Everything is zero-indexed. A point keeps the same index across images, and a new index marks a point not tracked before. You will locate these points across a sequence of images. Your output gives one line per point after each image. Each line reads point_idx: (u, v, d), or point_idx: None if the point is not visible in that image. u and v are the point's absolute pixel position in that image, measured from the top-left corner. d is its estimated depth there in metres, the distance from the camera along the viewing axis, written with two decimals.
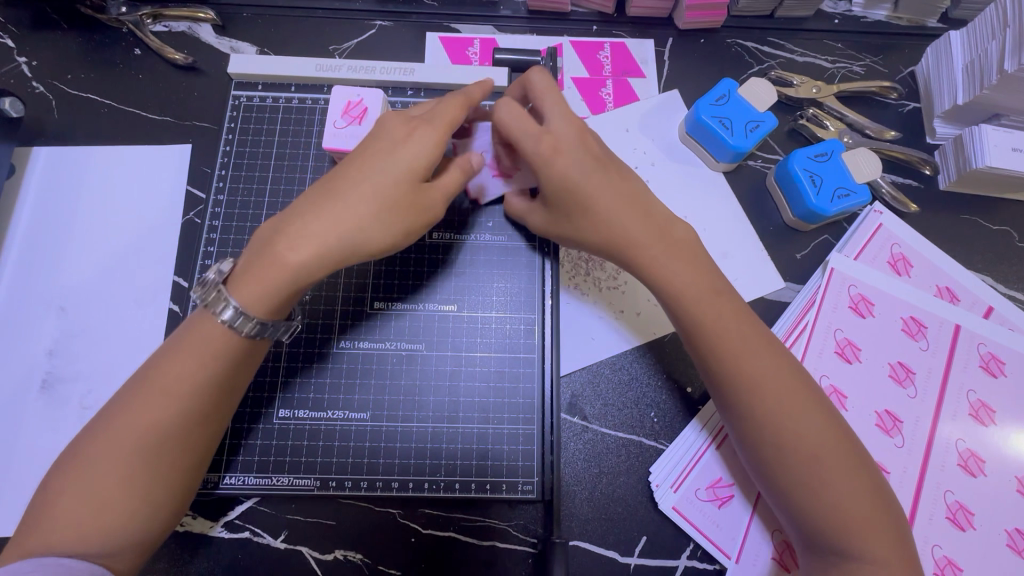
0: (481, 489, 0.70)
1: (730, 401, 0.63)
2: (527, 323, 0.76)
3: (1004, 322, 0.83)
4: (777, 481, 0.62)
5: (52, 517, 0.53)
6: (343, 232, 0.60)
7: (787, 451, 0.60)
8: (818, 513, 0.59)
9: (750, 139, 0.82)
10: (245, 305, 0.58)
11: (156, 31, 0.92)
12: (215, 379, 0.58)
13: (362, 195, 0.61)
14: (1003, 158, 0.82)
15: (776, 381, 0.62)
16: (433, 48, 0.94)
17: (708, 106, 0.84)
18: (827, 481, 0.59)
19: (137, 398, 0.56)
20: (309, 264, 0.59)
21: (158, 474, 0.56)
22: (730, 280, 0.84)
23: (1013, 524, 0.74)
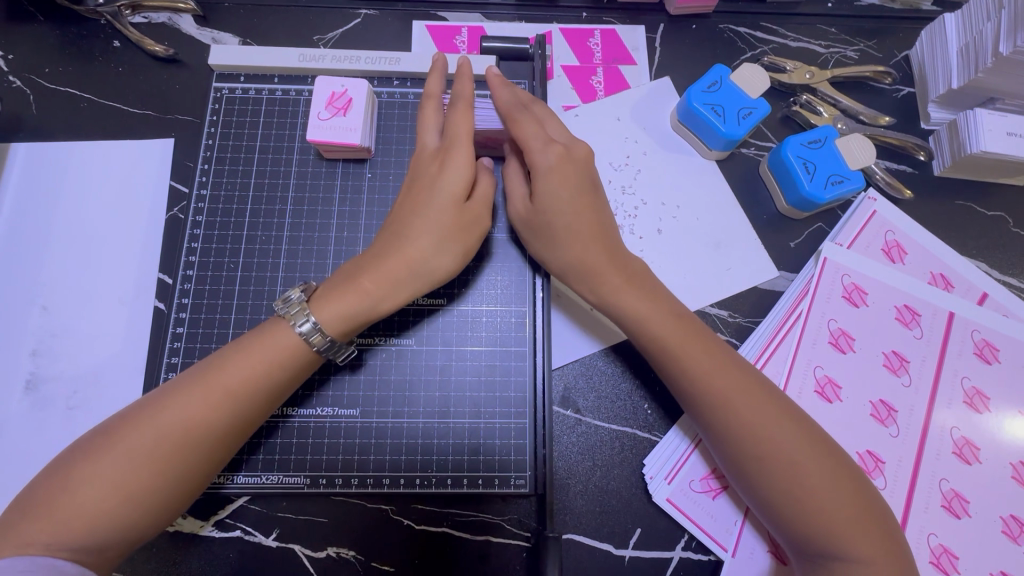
0: (473, 484, 0.70)
1: (700, 413, 0.64)
2: (518, 316, 0.75)
3: (998, 308, 0.82)
4: (756, 486, 0.61)
5: (72, 500, 0.53)
6: (415, 264, 0.65)
7: (761, 456, 0.60)
8: (797, 517, 0.59)
9: (743, 126, 0.81)
10: (322, 326, 0.62)
11: (136, 23, 0.90)
12: (268, 387, 0.61)
13: (429, 219, 0.66)
14: (998, 142, 0.81)
15: (741, 386, 0.62)
16: (419, 36, 0.92)
17: (700, 92, 0.82)
18: (803, 481, 0.59)
19: (195, 392, 0.58)
20: (391, 296, 0.65)
21: (185, 473, 0.57)
22: (722, 270, 0.83)
23: (1008, 510, 0.74)
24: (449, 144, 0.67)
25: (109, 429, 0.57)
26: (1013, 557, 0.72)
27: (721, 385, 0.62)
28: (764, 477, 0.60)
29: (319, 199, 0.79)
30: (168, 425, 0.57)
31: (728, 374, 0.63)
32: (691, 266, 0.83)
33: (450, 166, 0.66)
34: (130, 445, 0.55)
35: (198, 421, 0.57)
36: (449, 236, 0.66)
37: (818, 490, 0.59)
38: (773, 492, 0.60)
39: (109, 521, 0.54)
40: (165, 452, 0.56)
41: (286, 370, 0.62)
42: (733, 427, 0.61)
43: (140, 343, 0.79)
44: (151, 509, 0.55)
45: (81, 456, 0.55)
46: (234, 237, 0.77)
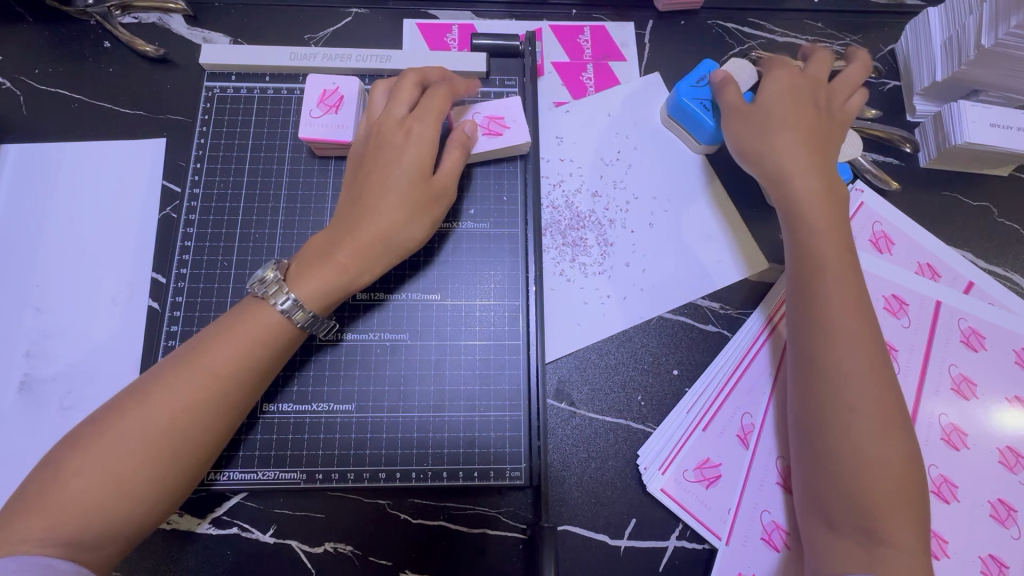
0: (469, 477, 0.70)
1: (814, 352, 0.65)
2: (512, 310, 0.76)
3: (984, 296, 0.84)
4: (833, 444, 0.62)
5: (61, 495, 0.53)
6: (386, 237, 0.66)
7: (854, 414, 0.62)
8: (855, 487, 0.60)
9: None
10: (303, 302, 0.63)
11: (126, 23, 0.90)
12: (253, 369, 0.61)
13: (398, 190, 0.67)
14: (982, 133, 0.82)
15: (855, 336, 0.64)
16: (410, 34, 0.92)
17: (687, 90, 0.84)
18: (877, 451, 0.60)
19: (178, 378, 0.58)
20: (367, 271, 0.66)
21: (175, 462, 0.57)
22: (712, 262, 0.84)
23: (996, 494, 0.75)
24: (414, 116, 0.69)
25: (92, 427, 0.57)
26: (1001, 540, 0.73)
27: (838, 330, 0.64)
28: (837, 426, 0.62)
29: (312, 196, 0.79)
30: (152, 416, 0.57)
31: (849, 320, 0.65)
32: (682, 259, 0.84)
33: (416, 138, 0.68)
34: (116, 434, 0.56)
35: (184, 406, 0.57)
36: (416, 212, 0.68)
37: (875, 456, 0.60)
38: (829, 445, 0.62)
39: (102, 514, 0.54)
40: (153, 439, 0.56)
41: (269, 349, 0.62)
42: (828, 370, 0.64)
43: (134, 342, 0.79)
44: (145, 500, 0.56)
45: (68, 450, 0.56)
46: (228, 235, 0.77)
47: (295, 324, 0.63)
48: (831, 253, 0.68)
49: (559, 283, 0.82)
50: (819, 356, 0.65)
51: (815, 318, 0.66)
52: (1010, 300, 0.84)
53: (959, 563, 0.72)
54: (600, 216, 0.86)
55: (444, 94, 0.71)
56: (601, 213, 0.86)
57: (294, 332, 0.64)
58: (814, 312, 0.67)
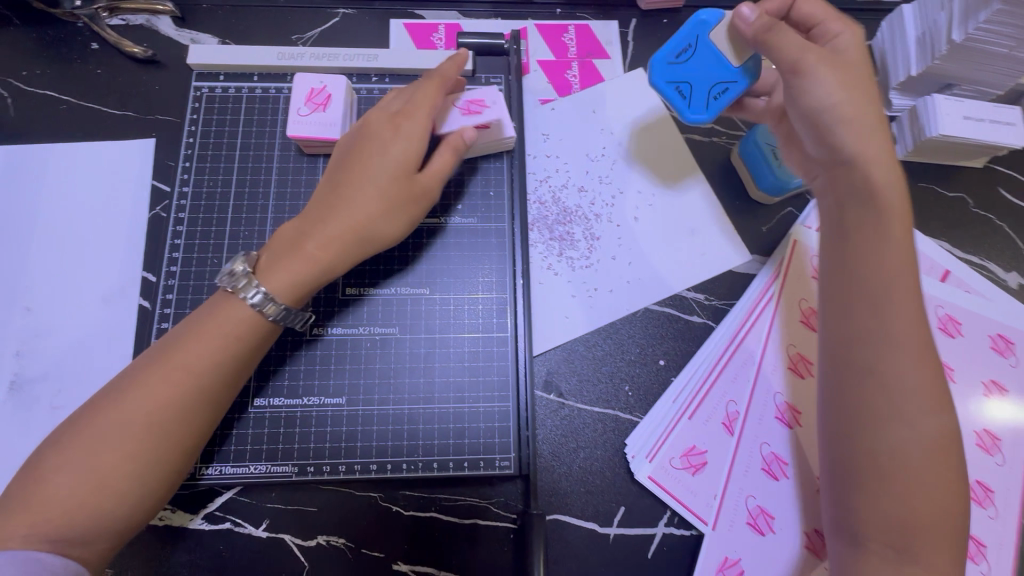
0: (458, 467, 0.71)
1: (870, 367, 0.62)
2: (499, 303, 0.77)
3: (961, 284, 0.86)
4: (878, 466, 0.60)
5: (46, 493, 0.54)
6: (360, 229, 0.66)
7: (902, 436, 0.60)
8: (900, 510, 0.59)
9: (713, 107, 0.74)
10: (275, 296, 0.63)
11: (113, 25, 0.90)
12: (230, 364, 0.62)
13: (380, 185, 0.67)
14: (955, 125, 0.84)
15: (912, 355, 0.61)
16: (397, 34, 0.93)
17: (669, 62, 0.74)
18: (925, 478, 0.59)
19: (154, 375, 0.59)
20: (339, 264, 0.66)
21: (157, 457, 0.58)
22: (697, 254, 0.86)
23: (973, 476, 0.77)
24: (406, 112, 0.70)
25: (73, 425, 0.58)
26: (978, 519, 0.76)
27: (889, 343, 0.61)
28: (885, 443, 0.60)
29: (301, 193, 0.80)
30: (131, 412, 0.57)
31: (904, 334, 0.61)
32: (667, 252, 0.86)
33: (404, 134, 0.69)
34: (95, 433, 0.56)
35: (161, 402, 0.58)
36: (401, 210, 0.69)
37: (925, 481, 0.59)
38: (877, 462, 0.60)
39: (87, 511, 0.55)
40: (132, 436, 0.57)
41: (243, 343, 0.63)
42: (883, 392, 0.61)
43: (124, 340, 0.80)
44: (129, 497, 0.56)
45: (50, 451, 0.56)
46: (218, 233, 0.78)
47: (267, 318, 0.64)
48: (894, 263, 0.63)
49: (546, 276, 0.84)
50: (875, 371, 0.61)
51: (861, 332, 0.63)
52: (984, 288, 0.86)
53: None
54: (586, 211, 0.87)
55: (434, 90, 0.72)
56: (587, 208, 0.87)
57: (268, 326, 0.64)
58: (862, 324, 0.63)
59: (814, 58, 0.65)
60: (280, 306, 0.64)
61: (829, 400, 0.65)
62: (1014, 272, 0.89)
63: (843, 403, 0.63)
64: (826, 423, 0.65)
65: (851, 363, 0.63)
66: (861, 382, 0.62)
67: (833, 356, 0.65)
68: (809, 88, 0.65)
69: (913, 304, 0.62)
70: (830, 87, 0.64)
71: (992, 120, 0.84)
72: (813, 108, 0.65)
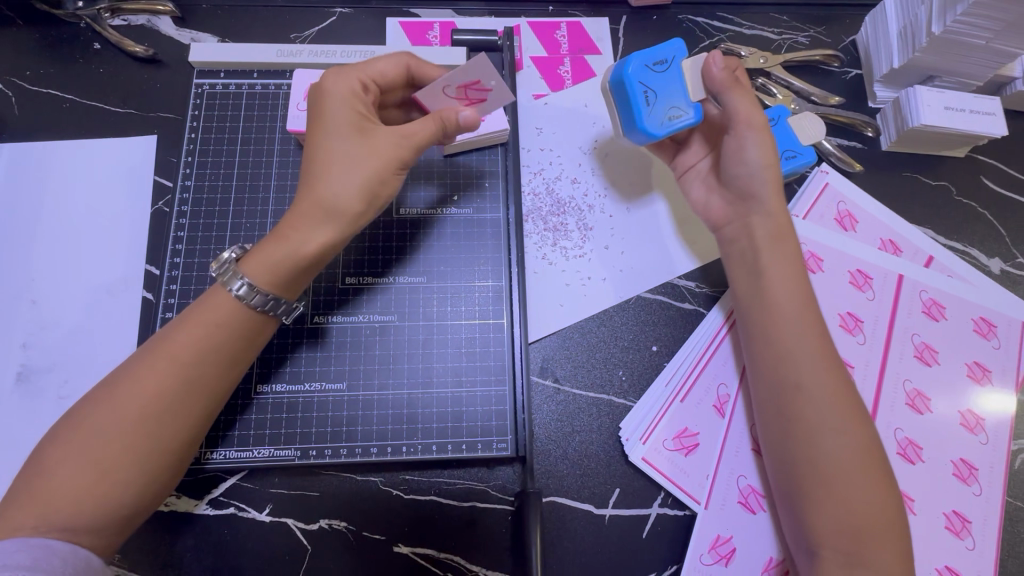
0: (457, 450, 0.74)
1: (779, 378, 0.68)
2: (494, 290, 0.79)
3: (944, 269, 0.88)
4: (810, 470, 0.65)
5: (50, 483, 0.56)
6: (325, 202, 0.64)
7: (825, 438, 0.65)
8: (840, 511, 0.62)
9: (664, 129, 0.75)
10: (258, 284, 0.63)
11: (115, 25, 0.92)
12: (217, 352, 0.63)
13: (338, 158, 0.65)
14: (936, 116, 0.87)
15: (816, 362, 0.67)
16: (393, 32, 0.95)
17: (643, 67, 0.74)
18: (855, 475, 0.63)
19: (144, 367, 0.60)
20: (307, 241, 0.63)
21: (154, 446, 0.59)
22: (671, 250, 0.87)
23: (958, 454, 0.79)
24: (356, 69, 0.71)
25: (74, 418, 0.59)
26: (963, 496, 0.78)
27: (804, 358, 0.67)
28: (816, 449, 0.65)
29: (300, 186, 0.82)
30: (127, 403, 0.59)
31: (814, 347, 0.68)
32: (643, 247, 0.87)
33: (337, 94, 0.68)
34: (92, 425, 0.58)
35: (153, 392, 0.59)
36: (358, 174, 0.65)
37: (858, 478, 0.63)
38: (813, 468, 0.64)
39: (91, 499, 0.56)
40: (128, 427, 0.58)
41: (227, 330, 0.63)
42: (801, 400, 0.66)
43: (129, 332, 0.81)
44: (131, 485, 0.58)
45: (51, 444, 0.58)
46: (219, 225, 0.80)
47: (247, 306, 0.64)
48: (784, 283, 0.71)
49: (540, 266, 0.86)
50: (787, 382, 0.68)
51: (779, 351, 0.69)
52: (967, 273, 0.88)
53: (925, 520, 0.76)
54: (579, 202, 0.89)
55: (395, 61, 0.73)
56: (580, 199, 0.89)
57: (256, 315, 0.65)
58: (775, 341, 0.69)
59: (757, 120, 0.74)
60: (269, 296, 0.65)
61: (765, 415, 0.70)
62: (996, 258, 0.92)
63: (776, 417, 0.68)
64: (766, 436, 0.70)
65: (777, 380, 0.69)
66: (788, 396, 0.67)
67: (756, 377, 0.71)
68: (744, 150, 0.74)
69: (816, 322, 0.70)
70: (747, 153, 0.74)
71: (972, 110, 0.87)
72: (742, 167, 0.75)
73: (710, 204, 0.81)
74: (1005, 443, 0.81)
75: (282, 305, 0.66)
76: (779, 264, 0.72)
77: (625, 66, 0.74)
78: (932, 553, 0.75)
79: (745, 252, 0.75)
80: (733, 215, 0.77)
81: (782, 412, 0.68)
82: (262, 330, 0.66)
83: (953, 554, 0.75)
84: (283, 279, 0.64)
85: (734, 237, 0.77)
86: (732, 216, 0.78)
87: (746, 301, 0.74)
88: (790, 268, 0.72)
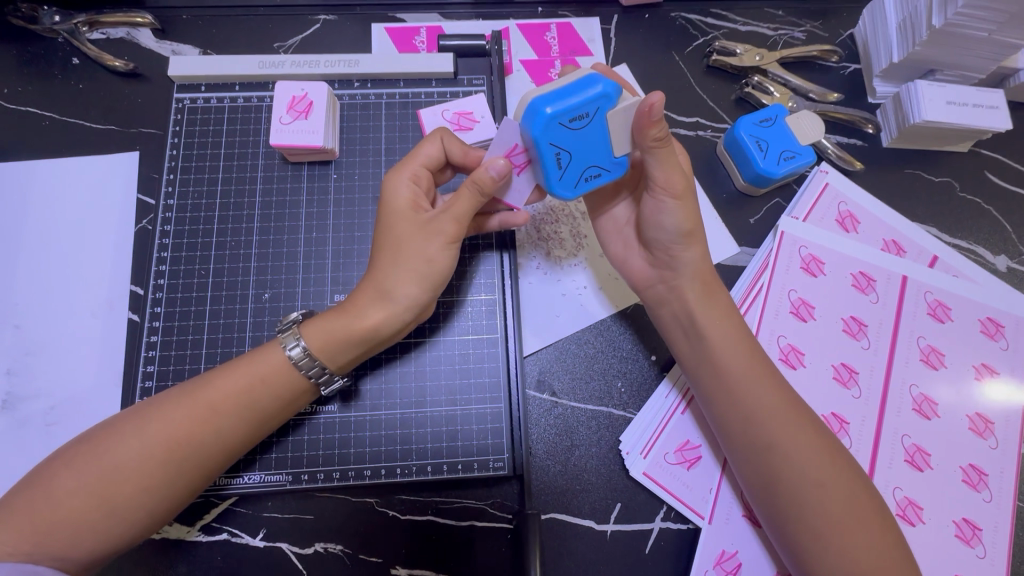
0: (453, 470, 0.72)
1: (750, 434, 0.66)
2: (488, 304, 0.78)
3: (949, 269, 0.86)
4: (802, 523, 0.63)
5: (52, 511, 0.54)
6: (382, 280, 0.65)
7: (808, 492, 0.63)
8: (838, 563, 0.61)
9: (579, 190, 0.64)
10: (312, 349, 0.63)
11: (94, 39, 0.90)
12: (252, 406, 0.62)
13: (392, 245, 0.66)
14: (937, 111, 0.84)
15: (784, 413, 0.66)
16: (379, 38, 0.93)
17: (555, 124, 0.57)
18: (846, 525, 0.61)
19: (179, 408, 0.60)
20: (365, 317, 0.64)
21: (169, 492, 0.58)
22: (613, 288, 0.83)
23: (967, 460, 0.77)
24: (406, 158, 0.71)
25: (94, 440, 0.59)
26: (974, 503, 0.76)
27: (770, 414, 0.66)
28: (804, 506, 0.63)
29: (286, 202, 0.80)
30: (151, 438, 0.58)
31: (776, 400, 0.66)
32: (587, 287, 0.83)
33: (395, 178, 0.68)
34: (113, 457, 0.57)
35: (181, 438, 0.58)
36: (411, 258, 0.64)
37: (852, 529, 0.61)
38: (804, 523, 0.63)
39: (92, 534, 0.55)
40: (148, 469, 0.57)
41: (269, 390, 0.63)
42: (779, 454, 0.64)
43: (115, 355, 0.80)
44: (131, 523, 0.57)
45: (61, 466, 0.57)
46: (204, 244, 0.78)
47: (302, 373, 0.64)
48: (737, 332, 0.70)
49: (536, 278, 0.84)
50: (760, 439, 0.65)
51: (743, 412, 0.67)
52: (973, 272, 0.86)
53: (934, 528, 0.74)
54: (573, 210, 0.87)
55: (431, 144, 0.70)
56: (574, 206, 0.87)
57: (301, 381, 0.64)
58: (739, 396, 0.67)
59: (678, 184, 0.67)
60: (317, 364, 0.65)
61: (743, 473, 0.68)
62: (1002, 255, 0.90)
63: (755, 478, 0.66)
64: (751, 495, 0.67)
65: (747, 440, 0.66)
66: (760, 455, 0.65)
67: (729, 434, 0.68)
68: (661, 215, 0.69)
69: (768, 373, 0.68)
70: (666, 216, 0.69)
71: (975, 104, 0.85)
72: (664, 233, 0.70)
73: (630, 261, 0.77)
74: (1016, 446, 0.79)
75: (323, 374, 0.65)
76: (721, 320, 0.70)
77: (533, 118, 0.57)
78: (942, 562, 0.73)
79: (678, 315, 0.73)
80: (655, 275, 0.75)
81: (760, 472, 0.65)
82: (300, 398, 0.65)
83: (964, 564, 0.74)
84: (333, 347, 0.64)
85: (662, 300, 0.74)
86: (655, 277, 0.75)
87: (697, 361, 0.71)
88: (729, 318, 0.71)
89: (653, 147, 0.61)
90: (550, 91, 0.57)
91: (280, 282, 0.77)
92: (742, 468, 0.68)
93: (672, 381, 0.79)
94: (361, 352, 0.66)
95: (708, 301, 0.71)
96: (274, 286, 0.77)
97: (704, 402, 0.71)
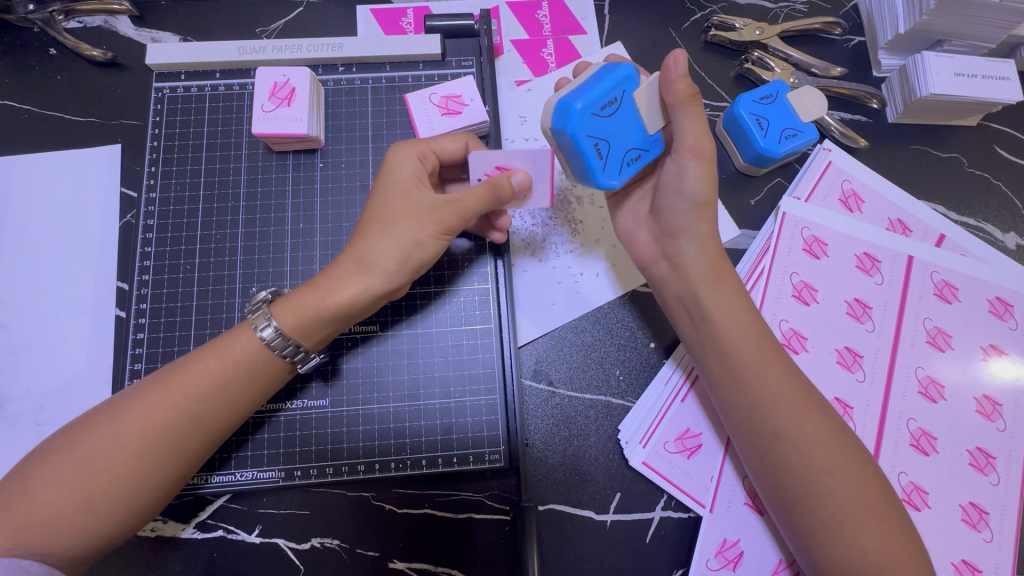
0: (448, 463, 0.71)
1: (757, 421, 0.64)
2: (481, 294, 0.76)
3: (957, 248, 0.84)
4: (808, 511, 0.61)
5: (30, 506, 0.54)
6: (358, 254, 0.63)
7: (817, 480, 0.61)
8: (847, 551, 0.59)
9: (624, 176, 0.64)
10: (285, 328, 0.62)
11: (71, 28, 0.86)
12: (229, 390, 0.61)
13: (384, 214, 0.64)
14: (946, 83, 0.81)
15: (792, 399, 0.64)
16: (365, 20, 0.90)
17: (588, 114, 0.59)
18: (853, 512, 0.60)
19: (153, 396, 0.59)
20: (339, 288, 0.62)
21: (145, 483, 0.57)
22: (610, 275, 0.81)
23: (974, 443, 0.76)
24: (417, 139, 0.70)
25: (70, 432, 0.58)
26: (982, 488, 0.74)
27: (777, 403, 0.64)
28: (811, 493, 0.61)
29: (271, 192, 0.78)
30: (125, 428, 0.57)
31: (784, 388, 0.64)
32: (584, 278, 0.81)
33: (403, 157, 0.67)
34: (87, 448, 0.56)
35: (157, 426, 0.57)
36: (401, 233, 0.63)
37: (860, 518, 0.60)
38: (812, 511, 0.61)
39: (67, 529, 0.54)
40: (123, 457, 0.56)
41: (246, 373, 0.62)
42: (788, 442, 0.62)
43: (104, 353, 0.78)
44: (110, 516, 0.56)
45: (39, 460, 0.56)
46: (188, 238, 0.76)
47: (275, 353, 0.62)
48: (743, 317, 0.68)
49: (530, 267, 0.81)
50: (767, 426, 0.63)
51: (746, 400, 0.65)
52: (981, 250, 0.84)
53: (940, 513, 0.73)
54: (568, 195, 0.84)
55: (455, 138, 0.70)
56: (570, 190, 0.84)
57: (277, 361, 0.63)
58: (746, 383, 0.65)
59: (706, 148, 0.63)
60: (291, 342, 0.63)
61: (751, 462, 0.66)
62: (1012, 232, 0.87)
63: (762, 466, 0.64)
64: (758, 482, 0.66)
65: (754, 428, 0.64)
66: (769, 443, 0.63)
67: (737, 423, 0.66)
68: (681, 180, 0.66)
69: (776, 359, 0.66)
70: (692, 183, 0.65)
71: (984, 75, 0.81)
72: (679, 200, 0.67)
73: (636, 235, 0.75)
74: None
75: (299, 352, 0.63)
76: (724, 306, 0.68)
77: (566, 114, 0.59)
78: (948, 547, 0.72)
79: (684, 298, 0.70)
80: (659, 250, 0.72)
81: (767, 460, 0.64)
82: (277, 378, 0.64)
83: (969, 548, 0.72)
84: (307, 324, 0.62)
85: (666, 280, 0.72)
86: (658, 254, 0.73)
87: (699, 347, 0.69)
88: (735, 305, 0.68)
89: (684, 103, 0.61)
90: (575, 87, 0.59)
91: (268, 275, 0.75)
92: (749, 456, 0.66)
93: (675, 362, 0.77)
94: (339, 326, 0.65)
95: (715, 283, 0.68)
96: (261, 279, 0.75)
97: (710, 389, 0.69)
